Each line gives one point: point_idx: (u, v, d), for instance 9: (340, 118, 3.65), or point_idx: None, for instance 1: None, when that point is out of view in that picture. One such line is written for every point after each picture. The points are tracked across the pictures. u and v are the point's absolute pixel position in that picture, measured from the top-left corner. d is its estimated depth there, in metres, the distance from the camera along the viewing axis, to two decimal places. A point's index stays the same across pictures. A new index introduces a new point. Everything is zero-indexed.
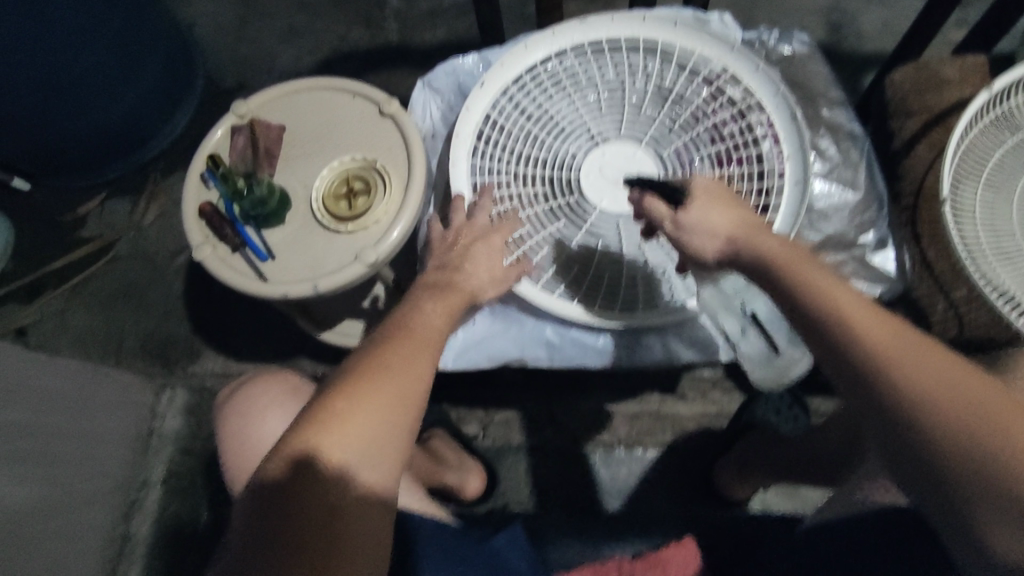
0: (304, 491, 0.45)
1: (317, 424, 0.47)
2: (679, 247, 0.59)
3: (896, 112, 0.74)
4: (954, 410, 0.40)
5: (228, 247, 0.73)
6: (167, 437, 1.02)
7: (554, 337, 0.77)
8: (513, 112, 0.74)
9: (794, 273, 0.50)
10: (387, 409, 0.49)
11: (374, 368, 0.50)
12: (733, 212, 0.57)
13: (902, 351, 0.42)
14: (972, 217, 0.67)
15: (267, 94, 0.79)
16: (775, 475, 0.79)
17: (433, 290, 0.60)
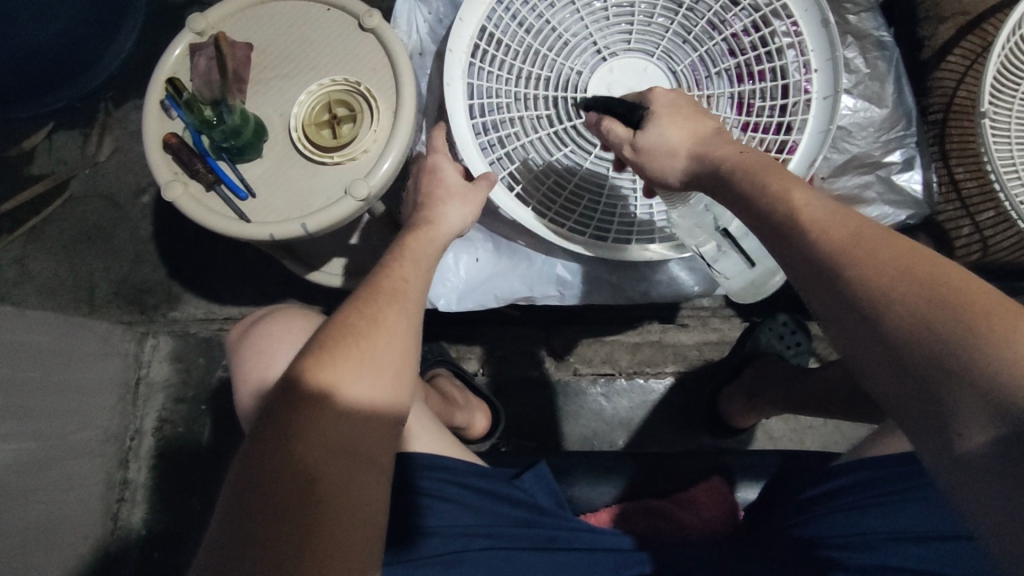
0: (292, 451, 0.41)
1: (307, 372, 0.43)
2: (641, 171, 0.57)
3: (928, 17, 0.68)
4: (935, 312, 0.36)
5: (201, 185, 0.66)
6: (156, 385, 1.01)
7: (566, 273, 0.74)
8: (511, 24, 0.67)
9: (764, 189, 0.46)
10: (376, 361, 0.45)
11: (360, 317, 0.46)
12: (689, 125, 0.54)
13: (878, 260, 0.39)
14: (1006, 133, 0.64)
15: (228, 6, 0.69)
16: (785, 406, 0.79)
17: (415, 232, 0.55)
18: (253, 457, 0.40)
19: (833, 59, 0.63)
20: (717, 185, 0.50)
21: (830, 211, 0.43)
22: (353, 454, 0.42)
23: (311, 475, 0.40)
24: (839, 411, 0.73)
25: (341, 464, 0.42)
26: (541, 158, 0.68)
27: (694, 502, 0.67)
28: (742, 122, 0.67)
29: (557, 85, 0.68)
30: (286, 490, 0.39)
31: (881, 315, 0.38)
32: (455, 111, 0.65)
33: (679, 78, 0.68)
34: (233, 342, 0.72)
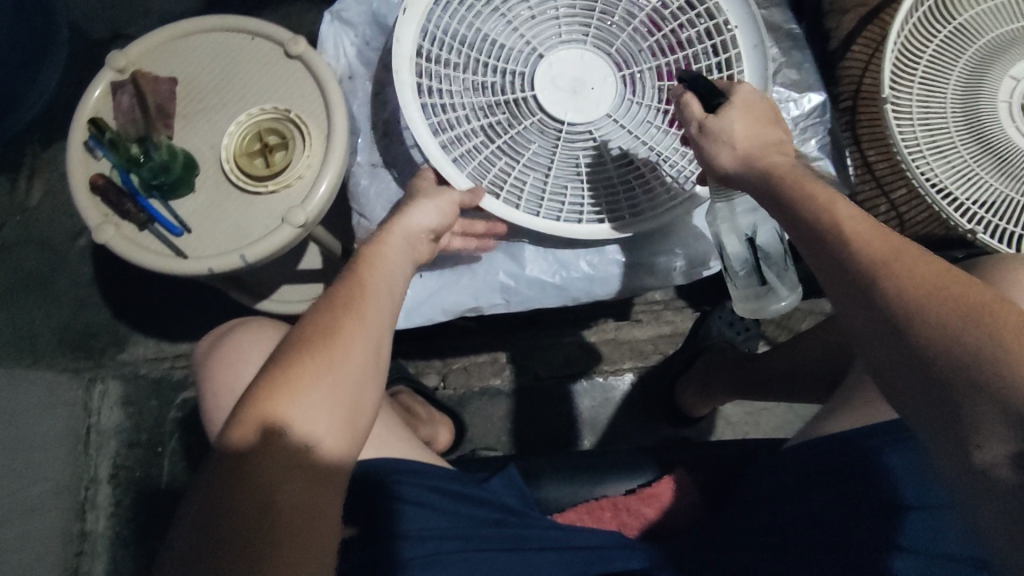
0: (252, 469, 0.41)
1: (265, 400, 0.43)
2: (699, 152, 0.59)
3: (832, 10, 0.72)
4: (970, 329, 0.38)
5: (134, 226, 0.65)
6: (107, 433, 0.98)
7: (509, 280, 0.73)
8: (446, 39, 0.67)
9: (802, 193, 0.50)
10: (339, 378, 0.46)
11: (321, 332, 0.47)
12: (759, 126, 0.57)
13: (916, 276, 0.42)
14: (909, 113, 0.64)
15: (148, 42, 0.68)
16: (735, 392, 0.82)
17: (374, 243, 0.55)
18: (214, 476, 0.42)
19: (761, 50, 0.65)
20: (766, 185, 0.53)
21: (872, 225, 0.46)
22: (312, 470, 0.43)
23: (271, 496, 0.41)
24: (795, 393, 0.74)
25: (299, 480, 0.42)
26: (501, 159, 0.69)
27: (659, 498, 0.66)
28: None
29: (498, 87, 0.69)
30: (246, 509, 0.40)
31: (913, 318, 0.40)
32: (415, 123, 0.65)
33: (618, 57, 0.70)
34: (202, 354, 0.70)
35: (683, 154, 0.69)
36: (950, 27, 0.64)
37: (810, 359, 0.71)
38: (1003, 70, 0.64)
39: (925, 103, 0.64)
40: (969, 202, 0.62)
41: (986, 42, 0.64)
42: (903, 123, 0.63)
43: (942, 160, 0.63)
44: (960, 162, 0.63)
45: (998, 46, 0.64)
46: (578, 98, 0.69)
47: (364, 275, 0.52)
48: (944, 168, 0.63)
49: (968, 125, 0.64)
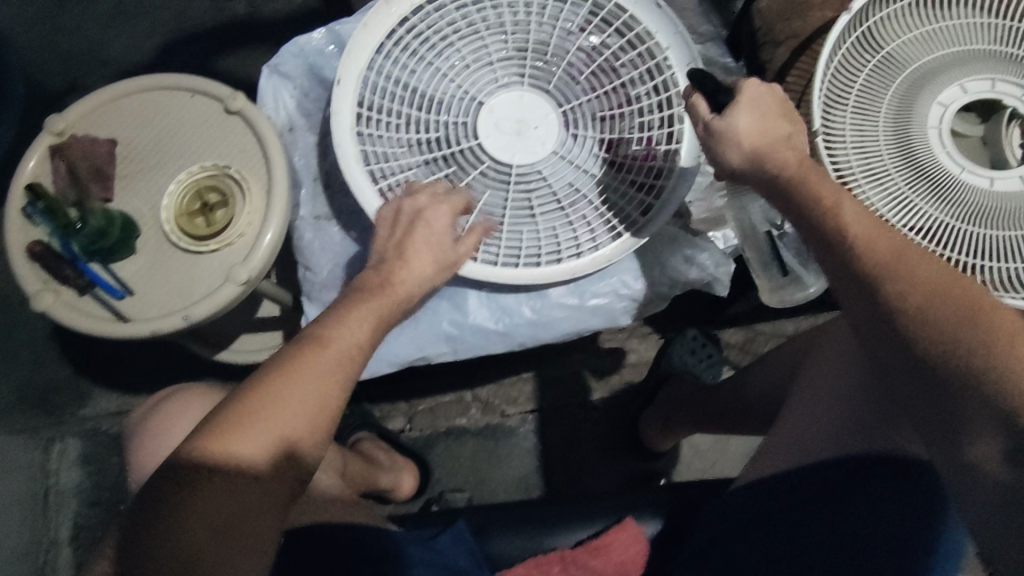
0: (183, 510, 0.43)
1: (218, 436, 0.45)
2: (704, 151, 0.56)
3: (766, 42, 0.74)
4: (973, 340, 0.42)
5: (75, 290, 0.64)
6: (67, 492, 0.98)
7: (453, 328, 0.70)
8: (385, 88, 0.66)
9: (817, 193, 0.50)
10: (290, 436, 0.46)
11: (284, 383, 0.47)
12: (771, 124, 0.54)
13: (929, 291, 0.44)
14: (842, 141, 0.64)
15: (86, 103, 0.68)
16: (695, 425, 0.81)
17: (367, 293, 0.55)
18: (148, 508, 0.44)
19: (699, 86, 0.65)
20: (777, 190, 0.52)
21: (876, 222, 0.48)
22: (237, 523, 0.44)
23: (194, 545, 0.43)
24: (750, 427, 0.74)
25: (224, 530, 0.44)
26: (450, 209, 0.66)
27: (606, 551, 0.62)
28: (640, 136, 0.67)
29: (439, 135, 0.66)
30: (169, 556, 0.42)
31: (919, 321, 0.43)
32: (355, 183, 0.64)
33: (559, 96, 0.68)
34: (143, 413, 0.72)
35: (634, 185, 0.68)
36: (878, 56, 0.65)
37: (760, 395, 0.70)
38: (933, 95, 0.65)
39: (857, 131, 0.65)
40: (904, 228, 0.62)
41: (914, 69, 0.65)
42: (836, 150, 0.64)
43: (877, 184, 0.64)
44: (894, 188, 0.64)
45: (927, 72, 0.65)
46: (524, 137, 0.67)
47: (347, 327, 0.51)
48: (878, 191, 0.64)
49: (901, 150, 0.64)
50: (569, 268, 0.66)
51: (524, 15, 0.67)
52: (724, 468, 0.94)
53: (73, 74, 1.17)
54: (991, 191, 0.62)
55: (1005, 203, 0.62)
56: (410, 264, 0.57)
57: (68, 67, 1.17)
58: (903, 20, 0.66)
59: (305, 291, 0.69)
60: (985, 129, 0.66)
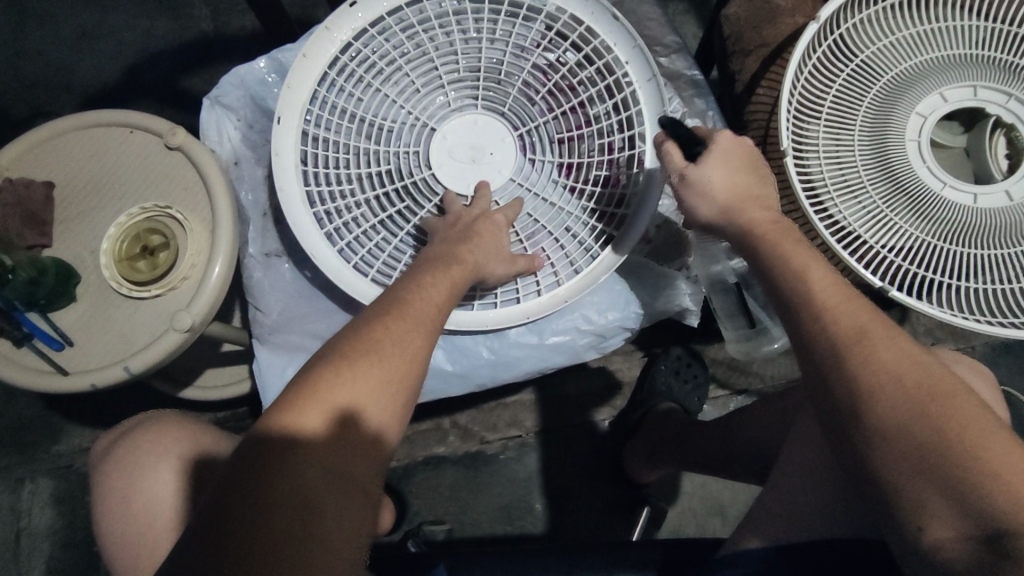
0: (291, 454, 0.38)
1: (300, 407, 0.40)
2: (678, 203, 0.56)
3: (735, 51, 0.70)
4: (929, 433, 0.40)
5: (12, 342, 0.61)
6: (38, 535, 0.95)
7: None
8: (332, 118, 0.63)
9: (784, 254, 0.49)
10: (382, 391, 0.43)
11: (366, 340, 0.44)
12: (739, 177, 0.53)
13: (891, 368, 0.42)
14: (815, 157, 0.61)
15: (21, 143, 0.65)
16: (679, 463, 0.77)
17: (434, 267, 0.53)
18: (227, 486, 0.37)
19: (660, 104, 0.61)
20: (748, 249, 0.51)
21: (841, 287, 0.47)
22: (348, 471, 0.40)
23: (309, 490, 0.37)
24: (736, 473, 0.70)
25: (338, 481, 0.39)
26: (405, 244, 0.64)
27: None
28: (600, 159, 0.63)
29: (391, 166, 0.63)
30: (280, 505, 0.36)
31: (874, 409, 0.42)
32: (300, 221, 0.60)
33: (515, 119, 0.65)
34: (98, 455, 0.64)
35: (595, 213, 0.64)
36: (852, 65, 0.61)
37: (751, 436, 0.67)
38: (910, 105, 0.61)
39: (831, 145, 0.61)
40: (881, 248, 0.59)
41: (891, 77, 0.61)
42: (809, 166, 0.61)
43: (853, 201, 0.61)
44: (872, 205, 0.60)
45: (905, 79, 0.61)
46: (478, 164, 0.65)
47: (424, 289, 0.50)
48: (854, 209, 0.60)
49: (879, 164, 0.61)
50: (530, 308, 0.63)
51: (474, 34, 0.63)
52: (715, 490, 0.90)
53: (37, 98, 1.14)
54: (974, 207, 0.59)
55: (988, 219, 0.59)
56: (480, 241, 0.57)
57: (32, 92, 1.14)
58: (877, 25, 0.62)
59: (255, 333, 0.66)
60: (968, 139, 0.63)
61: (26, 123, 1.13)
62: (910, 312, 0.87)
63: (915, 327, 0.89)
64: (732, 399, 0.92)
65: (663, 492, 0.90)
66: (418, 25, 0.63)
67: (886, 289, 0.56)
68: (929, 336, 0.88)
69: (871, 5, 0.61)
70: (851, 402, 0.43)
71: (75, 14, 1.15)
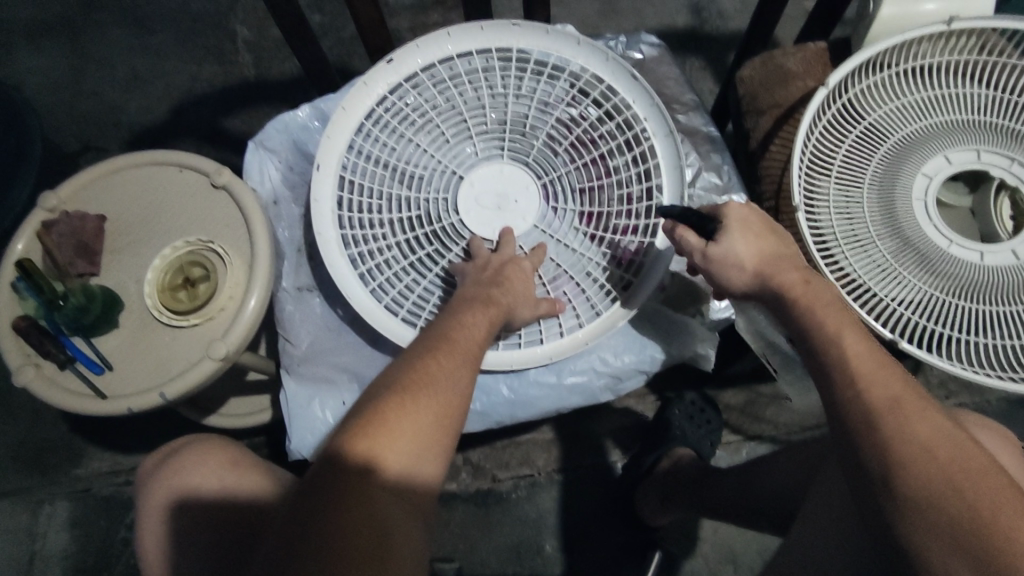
0: (359, 491, 0.40)
1: (360, 440, 0.42)
2: (708, 275, 0.58)
3: (749, 111, 0.74)
4: (949, 496, 0.41)
5: (55, 364, 0.64)
6: (53, 557, 0.96)
7: None
8: (367, 164, 0.67)
9: (819, 316, 0.50)
10: (432, 424, 0.45)
11: (416, 375, 0.47)
12: (765, 245, 0.55)
13: (923, 439, 0.43)
14: (827, 214, 0.64)
15: (80, 179, 0.70)
16: (694, 510, 0.78)
17: (473, 307, 0.56)
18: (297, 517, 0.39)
19: (677, 159, 0.65)
20: (782, 310, 0.53)
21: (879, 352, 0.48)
22: (406, 502, 0.42)
23: (375, 524, 0.40)
24: (752, 523, 0.70)
25: (398, 512, 0.41)
26: (431, 284, 0.66)
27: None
28: (618, 209, 0.67)
29: (421, 211, 0.67)
30: (350, 541, 0.38)
31: (904, 478, 0.43)
32: (334, 260, 0.64)
33: (539, 169, 0.69)
34: (147, 473, 0.66)
35: (614, 259, 0.67)
36: (858, 128, 0.65)
37: (767, 487, 0.67)
38: (916, 167, 0.64)
39: (841, 201, 0.64)
40: (891, 301, 0.61)
41: (896, 139, 0.64)
42: (821, 221, 0.63)
43: (864, 256, 0.63)
44: (882, 261, 0.62)
45: (909, 142, 0.64)
46: (503, 210, 0.68)
47: (464, 326, 0.53)
48: (864, 263, 0.63)
49: (888, 222, 0.63)
50: (552, 349, 0.65)
51: (502, 90, 0.69)
52: (726, 537, 0.89)
53: (87, 133, 1.22)
54: (981, 265, 0.61)
55: (994, 277, 0.60)
56: (509, 286, 0.60)
57: (82, 128, 1.22)
58: (881, 91, 0.66)
59: (284, 364, 0.69)
60: (973, 201, 0.65)
61: (74, 156, 1.20)
62: (923, 364, 0.89)
63: (928, 378, 0.90)
64: (743, 446, 0.92)
65: (670, 537, 0.89)
66: (450, 80, 0.68)
67: (896, 341, 0.57)
68: (942, 388, 0.89)
69: (877, 72, 0.65)
70: (879, 466, 0.44)
71: (129, 57, 1.24)
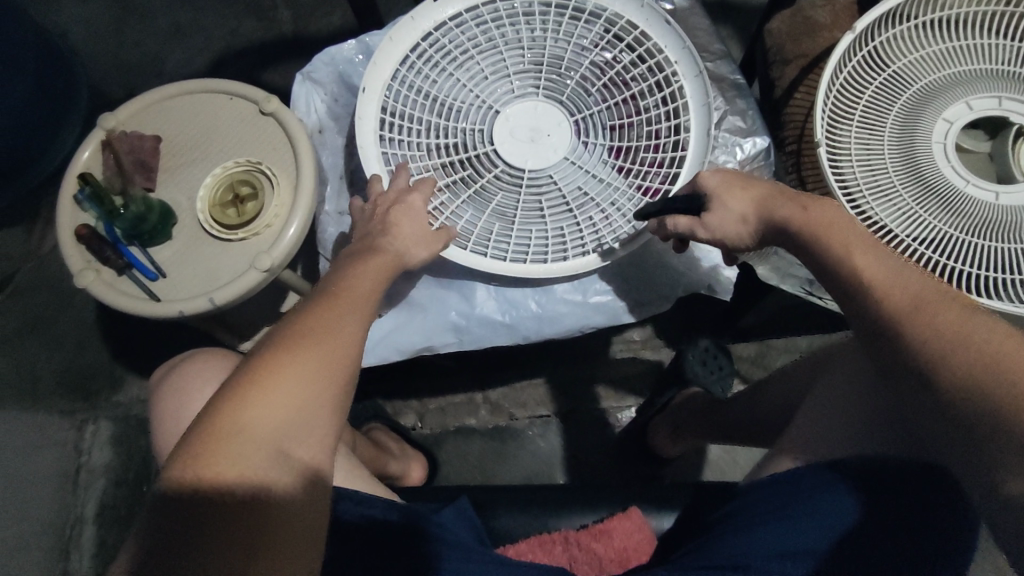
0: (231, 450, 0.39)
1: (238, 403, 0.40)
2: (718, 244, 0.60)
3: (775, 61, 0.76)
4: (990, 378, 0.42)
5: (114, 271, 0.69)
6: (96, 471, 1.02)
7: (460, 319, 0.71)
8: (410, 95, 0.71)
9: (829, 242, 0.51)
10: (323, 372, 0.44)
11: (300, 327, 0.46)
12: (753, 194, 0.57)
13: (943, 331, 0.44)
14: (848, 156, 0.66)
15: (136, 103, 0.74)
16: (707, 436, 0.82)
17: (365, 260, 0.57)
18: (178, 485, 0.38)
19: (706, 98, 0.68)
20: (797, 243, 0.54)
21: (890, 265, 0.49)
22: (293, 458, 0.41)
23: (256, 480, 0.39)
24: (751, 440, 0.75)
25: (287, 471, 0.41)
26: (466, 207, 0.70)
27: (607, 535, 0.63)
28: (647, 144, 0.70)
29: (458, 140, 0.71)
30: (229, 508, 0.37)
31: (943, 371, 0.44)
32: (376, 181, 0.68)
33: (572, 107, 0.72)
34: (155, 381, 0.70)
35: (641, 190, 0.70)
36: (883, 75, 0.67)
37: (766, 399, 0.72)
38: (937, 112, 0.66)
39: (863, 145, 0.67)
40: (909, 239, 0.63)
41: (920, 87, 0.67)
42: (842, 165, 0.66)
43: (883, 198, 0.65)
44: (902, 203, 0.65)
45: (932, 90, 0.66)
46: (537, 143, 0.71)
47: (361, 276, 0.53)
48: (883, 204, 0.65)
49: (908, 166, 0.66)
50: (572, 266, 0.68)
51: (540, 32, 0.72)
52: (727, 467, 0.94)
53: (132, 83, 1.27)
54: (996, 204, 0.63)
55: (1011, 216, 0.63)
56: (396, 231, 0.61)
57: (126, 78, 1.26)
58: (907, 41, 0.68)
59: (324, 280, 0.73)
60: (992, 146, 0.67)
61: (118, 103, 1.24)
62: None
63: None
64: None
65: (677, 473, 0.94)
66: (490, 21, 0.72)
67: None
68: None
69: (901, 24, 0.67)
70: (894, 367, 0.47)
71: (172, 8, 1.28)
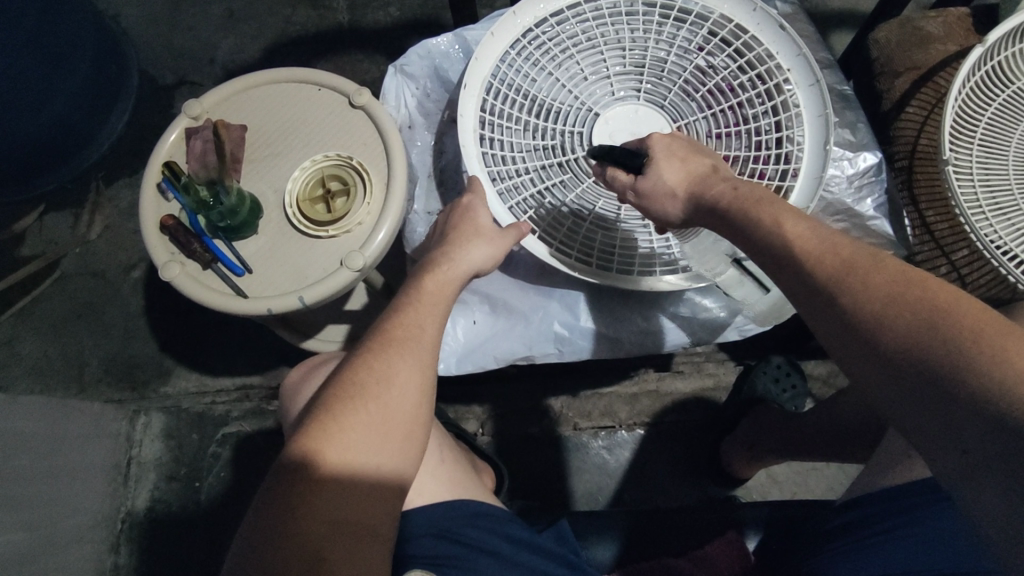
0: (309, 485, 0.43)
1: (314, 445, 0.45)
2: (646, 214, 0.59)
3: (884, 72, 0.73)
4: (921, 356, 0.38)
5: (198, 264, 0.67)
6: (147, 464, 0.99)
7: (563, 330, 0.71)
8: (509, 93, 0.68)
9: (757, 214, 0.49)
10: (388, 417, 0.47)
11: (364, 372, 0.49)
12: (689, 164, 0.57)
13: (901, 298, 0.40)
14: (969, 173, 0.63)
15: (221, 91, 0.72)
16: (783, 454, 0.80)
17: (429, 275, 0.56)
18: (270, 507, 0.43)
19: (823, 107, 0.65)
20: (721, 215, 0.52)
21: (822, 232, 0.46)
22: (362, 495, 0.45)
23: (328, 519, 0.43)
24: (836, 456, 0.74)
25: (350, 506, 0.44)
26: (567, 212, 0.68)
27: (711, 563, 0.60)
28: (755, 154, 0.67)
29: (556, 143, 0.69)
30: (291, 546, 0.41)
31: (884, 334, 0.39)
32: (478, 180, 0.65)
33: (673, 112, 0.70)
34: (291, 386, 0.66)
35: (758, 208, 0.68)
36: (1007, 91, 0.65)
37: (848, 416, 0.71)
38: None
39: (982, 162, 0.64)
40: None
41: None
42: (963, 184, 0.63)
43: (1003, 218, 0.63)
44: None
45: None
46: None
47: (422, 309, 0.54)
48: (1003, 224, 0.62)
49: None
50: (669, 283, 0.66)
51: (642, 33, 0.69)
52: (786, 480, 0.92)
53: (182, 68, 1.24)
54: None
55: None
56: (456, 236, 0.60)
57: (175, 60, 1.22)
58: None
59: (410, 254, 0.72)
60: None
61: (169, 88, 1.20)
62: None
63: None
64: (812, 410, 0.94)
65: (755, 492, 0.92)
66: (594, 19, 0.69)
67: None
68: None
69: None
70: None
71: None
